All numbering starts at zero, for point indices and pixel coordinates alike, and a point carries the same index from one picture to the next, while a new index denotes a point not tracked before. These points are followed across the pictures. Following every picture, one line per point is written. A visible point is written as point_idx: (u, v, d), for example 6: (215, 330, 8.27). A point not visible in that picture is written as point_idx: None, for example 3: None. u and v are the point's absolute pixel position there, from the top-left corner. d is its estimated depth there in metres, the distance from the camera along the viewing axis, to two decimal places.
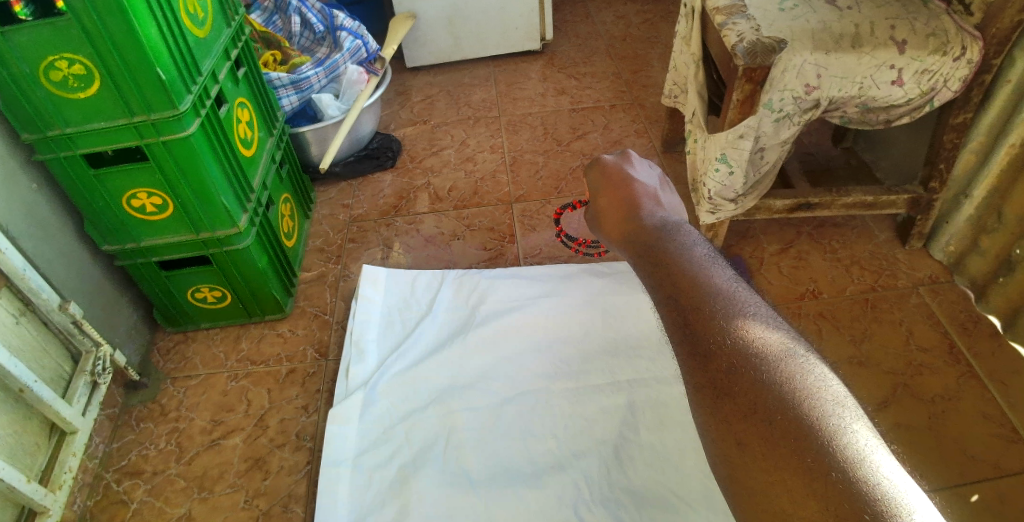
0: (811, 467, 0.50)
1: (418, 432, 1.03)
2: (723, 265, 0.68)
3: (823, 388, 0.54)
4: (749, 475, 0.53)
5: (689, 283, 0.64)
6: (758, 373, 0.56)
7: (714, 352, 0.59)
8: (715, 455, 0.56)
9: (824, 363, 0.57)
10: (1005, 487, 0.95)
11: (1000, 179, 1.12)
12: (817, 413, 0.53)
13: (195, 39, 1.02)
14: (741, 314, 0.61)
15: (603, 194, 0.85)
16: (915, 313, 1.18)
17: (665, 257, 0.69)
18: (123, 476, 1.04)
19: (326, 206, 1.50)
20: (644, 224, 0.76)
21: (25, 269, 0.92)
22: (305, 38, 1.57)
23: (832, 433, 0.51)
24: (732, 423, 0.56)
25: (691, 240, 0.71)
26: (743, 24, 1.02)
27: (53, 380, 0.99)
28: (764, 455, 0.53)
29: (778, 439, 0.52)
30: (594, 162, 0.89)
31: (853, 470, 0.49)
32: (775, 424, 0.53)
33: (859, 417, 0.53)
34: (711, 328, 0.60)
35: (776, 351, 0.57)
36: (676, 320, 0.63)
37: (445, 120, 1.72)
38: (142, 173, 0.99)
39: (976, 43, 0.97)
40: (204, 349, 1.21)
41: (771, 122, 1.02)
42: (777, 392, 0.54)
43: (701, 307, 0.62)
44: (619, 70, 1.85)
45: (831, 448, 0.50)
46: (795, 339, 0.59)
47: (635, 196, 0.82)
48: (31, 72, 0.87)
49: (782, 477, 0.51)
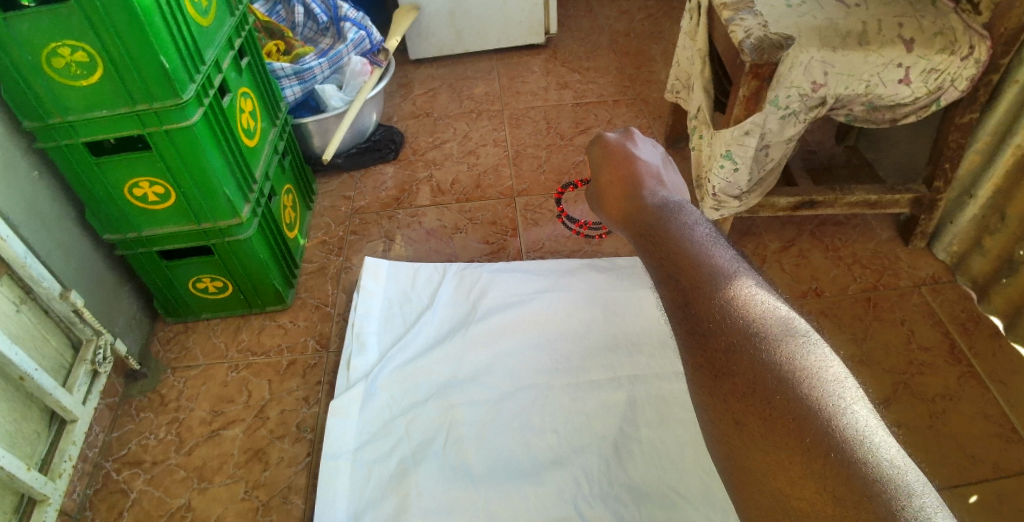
0: (811, 450, 0.50)
1: (418, 424, 1.03)
2: (725, 245, 0.67)
3: (823, 368, 0.54)
4: (748, 456, 0.53)
5: (690, 262, 0.64)
6: (758, 354, 0.56)
7: (714, 333, 0.59)
8: (714, 437, 0.56)
9: (827, 344, 0.57)
10: (1004, 487, 0.95)
11: (1005, 179, 1.11)
12: (818, 394, 0.52)
13: (198, 27, 1.01)
14: (742, 293, 0.60)
15: (604, 171, 0.85)
16: (917, 312, 1.18)
17: (665, 239, 0.68)
18: (123, 466, 1.04)
19: (328, 198, 1.49)
20: (645, 204, 0.76)
21: (25, 256, 0.91)
22: (308, 28, 1.56)
23: (833, 413, 0.51)
24: (732, 404, 0.56)
25: (692, 220, 0.71)
26: (750, 20, 1.01)
27: (53, 369, 0.98)
28: (763, 437, 0.53)
29: (777, 420, 0.52)
30: (596, 140, 0.88)
31: (853, 451, 0.48)
32: (774, 405, 0.53)
33: (860, 399, 0.52)
34: (710, 309, 0.60)
35: (776, 331, 0.57)
36: (676, 300, 0.63)
37: (447, 113, 1.72)
38: (144, 162, 0.98)
39: (984, 43, 0.97)
40: (204, 339, 1.20)
41: (777, 119, 1.01)
42: (777, 373, 0.54)
43: (702, 286, 0.62)
44: (623, 65, 1.84)
45: (832, 428, 0.50)
46: (798, 318, 0.58)
47: (637, 175, 0.81)
48: (33, 59, 0.87)
49: (781, 459, 0.51)
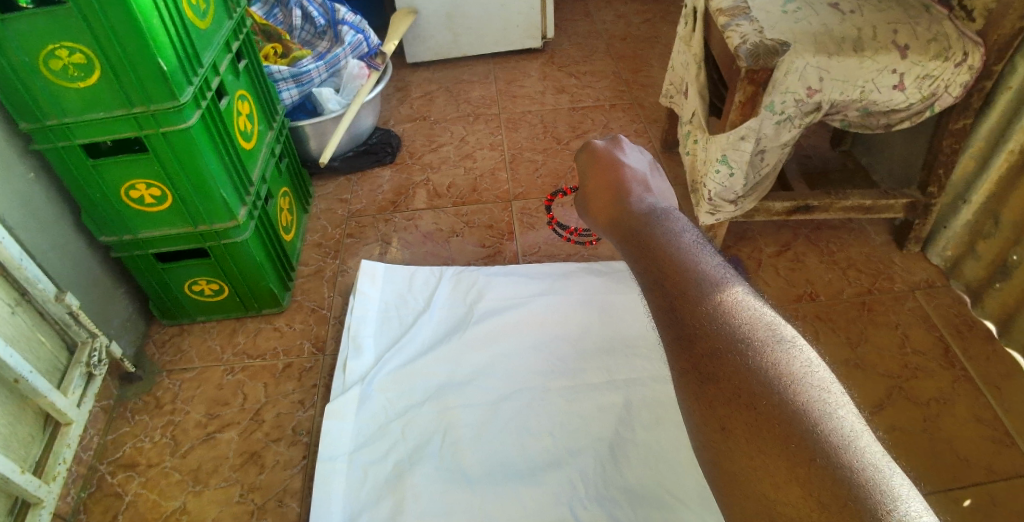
0: (796, 454, 0.50)
1: (414, 428, 1.03)
2: (711, 251, 0.68)
3: (808, 373, 0.54)
4: (733, 459, 0.54)
5: (676, 267, 0.64)
6: (743, 358, 0.56)
7: (701, 338, 0.59)
8: (699, 441, 0.57)
9: (813, 349, 0.57)
10: (998, 491, 0.95)
11: (998, 185, 1.12)
12: (803, 399, 0.52)
13: (195, 29, 1.01)
14: (729, 298, 0.60)
15: (592, 178, 0.85)
16: (912, 316, 1.18)
17: (652, 243, 0.69)
18: (118, 469, 1.04)
19: (324, 201, 1.49)
20: (633, 208, 0.76)
21: (21, 258, 0.91)
22: (306, 31, 1.56)
23: (819, 417, 0.51)
24: (717, 408, 0.56)
25: (679, 225, 0.71)
26: (746, 26, 1.02)
27: (48, 371, 0.98)
28: (748, 440, 0.53)
29: (763, 423, 0.53)
30: (584, 146, 0.88)
31: (838, 455, 0.49)
32: (759, 408, 0.53)
33: (845, 404, 0.53)
34: (696, 314, 0.60)
35: (762, 336, 0.57)
36: (661, 304, 0.63)
37: (444, 117, 1.72)
38: (140, 163, 0.98)
39: (977, 49, 0.98)
40: (200, 342, 1.20)
41: (772, 124, 1.02)
42: (762, 377, 0.54)
43: (687, 291, 0.62)
44: (619, 69, 1.85)
45: (817, 432, 0.50)
46: (784, 322, 0.59)
47: (624, 181, 0.81)
48: (30, 61, 0.87)
49: (765, 462, 0.52)
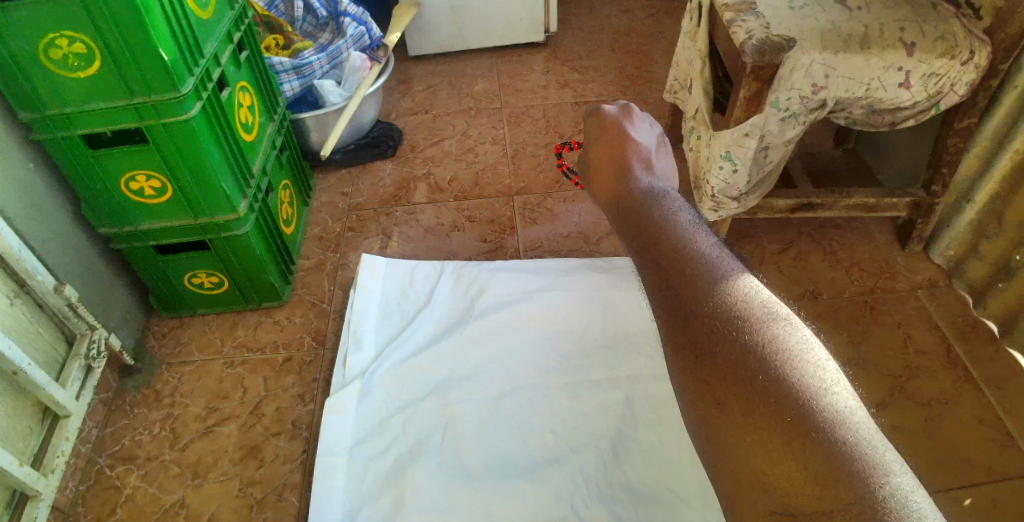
0: (790, 430, 0.49)
1: (414, 423, 1.03)
2: (708, 232, 0.67)
3: (803, 351, 0.53)
4: (727, 438, 0.53)
5: (671, 246, 0.63)
6: (738, 336, 0.55)
7: (695, 317, 0.58)
8: (693, 420, 0.56)
9: (809, 328, 0.56)
10: (999, 492, 0.95)
11: (1003, 184, 1.12)
12: (798, 376, 0.52)
13: (198, 19, 1.01)
14: (724, 277, 0.60)
15: (596, 151, 0.84)
16: (914, 316, 1.18)
17: (649, 223, 0.68)
18: (117, 462, 1.03)
19: (325, 194, 1.48)
20: (632, 186, 0.75)
21: (20, 250, 0.90)
22: (307, 23, 1.55)
23: (813, 393, 0.50)
24: (712, 387, 0.55)
25: (676, 205, 0.70)
26: (753, 22, 1.02)
27: (47, 363, 0.97)
28: (741, 416, 0.52)
29: (757, 399, 0.52)
30: (594, 112, 0.87)
31: (832, 431, 0.48)
32: (754, 386, 0.53)
33: (840, 382, 0.52)
34: (692, 292, 0.59)
35: (757, 314, 0.56)
36: (658, 284, 0.62)
37: (447, 110, 1.71)
38: (141, 155, 0.97)
39: (984, 48, 0.97)
40: (200, 335, 1.20)
41: (777, 121, 1.01)
42: (757, 355, 0.54)
43: (683, 270, 0.61)
44: (623, 64, 1.84)
45: (811, 408, 0.50)
46: (780, 301, 0.58)
47: (627, 156, 0.81)
48: (30, 50, 0.86)
49: (758, 439, 0.51)
